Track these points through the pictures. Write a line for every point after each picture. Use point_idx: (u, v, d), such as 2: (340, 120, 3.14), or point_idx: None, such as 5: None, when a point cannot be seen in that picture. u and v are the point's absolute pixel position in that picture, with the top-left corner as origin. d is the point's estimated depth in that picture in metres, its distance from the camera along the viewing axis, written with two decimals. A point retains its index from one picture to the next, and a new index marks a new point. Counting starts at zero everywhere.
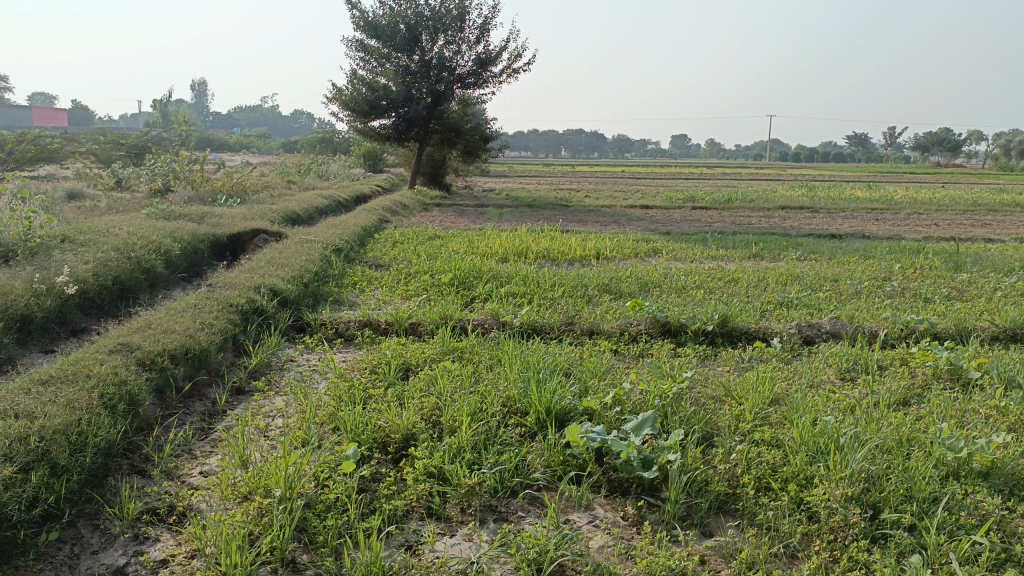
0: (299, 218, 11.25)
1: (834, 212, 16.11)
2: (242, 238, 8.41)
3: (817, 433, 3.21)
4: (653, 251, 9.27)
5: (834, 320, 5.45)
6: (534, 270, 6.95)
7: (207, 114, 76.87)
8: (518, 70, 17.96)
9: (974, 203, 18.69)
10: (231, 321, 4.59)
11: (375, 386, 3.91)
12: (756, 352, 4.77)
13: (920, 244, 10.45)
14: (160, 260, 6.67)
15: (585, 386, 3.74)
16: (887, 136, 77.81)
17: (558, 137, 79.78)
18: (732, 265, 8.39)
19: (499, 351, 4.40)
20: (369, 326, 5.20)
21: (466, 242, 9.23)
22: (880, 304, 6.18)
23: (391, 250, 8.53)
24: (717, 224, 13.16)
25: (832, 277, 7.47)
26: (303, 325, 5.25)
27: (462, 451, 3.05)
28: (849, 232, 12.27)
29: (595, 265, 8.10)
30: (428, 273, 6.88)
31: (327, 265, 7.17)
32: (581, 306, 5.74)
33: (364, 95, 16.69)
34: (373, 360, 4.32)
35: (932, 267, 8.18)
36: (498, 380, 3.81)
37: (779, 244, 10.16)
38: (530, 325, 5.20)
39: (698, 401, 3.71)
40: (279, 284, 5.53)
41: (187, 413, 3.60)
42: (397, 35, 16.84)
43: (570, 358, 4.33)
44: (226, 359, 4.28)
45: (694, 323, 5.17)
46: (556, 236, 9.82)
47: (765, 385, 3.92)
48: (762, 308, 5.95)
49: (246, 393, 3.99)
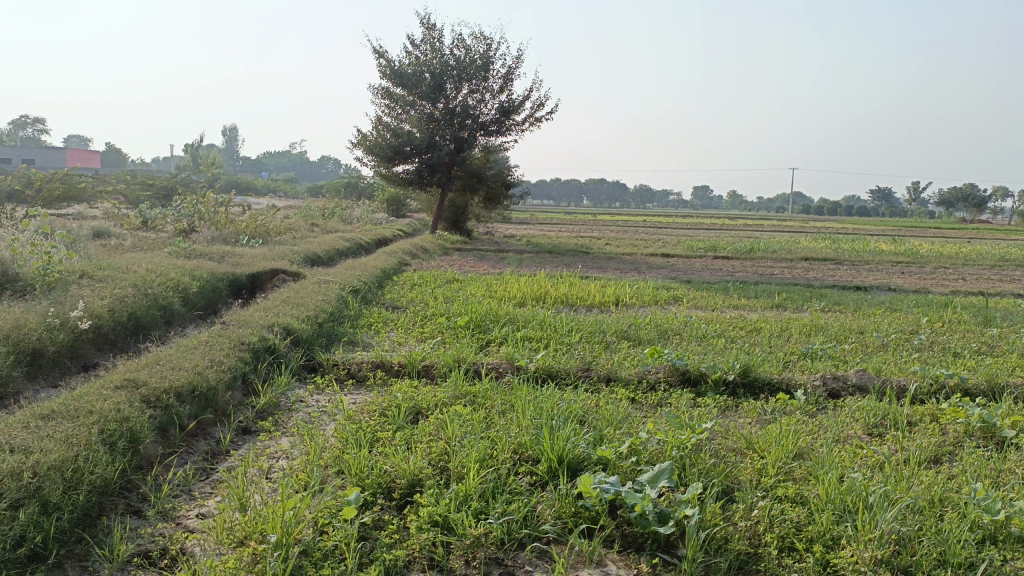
0: (320, 259, 11.27)
1: (859, 264, 15.92)
2: (261, 278, 8.41)
3: (844, 490, 3.04)
4: (674, 298, 9.15)
5: (859, 372, 5.28)
6: (552, 315, 6.85)
7: (236, 158, 78.40)
8: (541, 118, 18.10)
9: (1002, 258, 18.40)
10: (241, 359, 4.52)
11: (384, 429, 3.80)
12: (779, 404, 4.61)
13: (947, 297, 10.24)
14: (177, 297, 6.65)
15: (600, 435, 3.60)
16: (911, 191, 77.48)
17: (580, 187, 80.32)
18: (754, 314, 8.24)
19: (513, 395, 4.28)
20: (381, 368, 5.11)
21: (484, 286, 9.17)
22: (907, 357, 6.00)
23: (409, 293, 8.48)
24: (739, 273, 13.02)
25: (858, 328, 7.29)
26: (315, 365, 5.17)
27: (469, 500, 2.92)
28: (874, 284, 12.07)
29: (614, 311, 7.99)
30: (444, 316, 6.80)
31: (344, 306, 7.12)
32: (598, 352, 5.62)
33: (388, 141, 16.88)
34: (383, 403, 4.21)
35: (961, 321, 7.98)
36: (510, 426, 3.69)
37: (802, 295, 10.00)
38: (545, 371, 5.08)
39: (717, 453, 3.56)
40: (293, 323, 5.47)
41: (189, 452, 3.51)
42: (422, 83, 17.08)
43: (586, 405, 4.20)
44: (234, 398, 4.19)
45: (715, 372, 5.02)
46: (575, 282, 9.73)
47: (789, 438, 3.75)
48: (785, 358, 5.79)
49: (252, 434, 3.89)
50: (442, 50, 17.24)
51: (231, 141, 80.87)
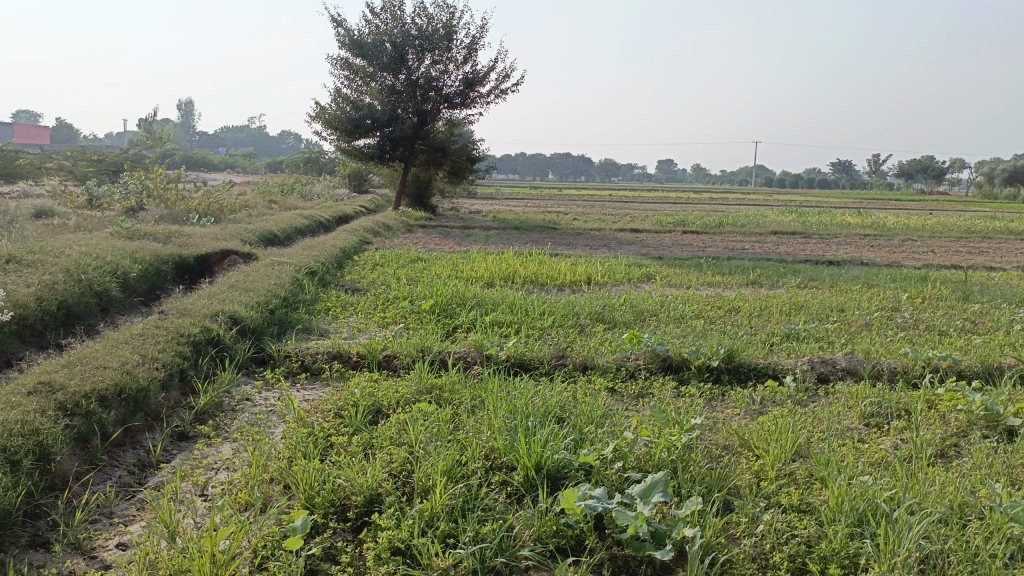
0: (277, 238, 10.75)
1: (828, 238, 15.80)
2: (210, 260, 7.89)
3: (857, 496, 2.73)
4: (647, 276, 8.82)
5: (849, 355, 4.98)
6: (522, 296, 6.46)
7: (193, 133, 76.40)
8: (506, 91, 17.58)
9: (967, 230, 18.46)
10: (180, 354, 4.07)
11: (339, 433, 3.40)
12: (768, 392, 4.30)
13: (921, 271, 10.06)
14: (115, 283, 6.15)
15: (580, 437, 3.24)
16: (872, 164, 78.38)
17: (546, 161, 79.82)
18: (730, 292, 7.95)
19: (483, 390, 3.90)
20: (338, 359, 4.69)
21: (449, 265, 8.75)
22: (894, 337, 5.73)
23: (370, 274, 8.03)
24: (709, 248, 12.76)
25: (838, 306, 7.02)
26: (265, 357, 4.73)
27: (435, 521, 2.55)
28: (847, 258, 11.87)
29: (586, 291, 7.64)
30: (407, 299, 6.39)
31: (300, 289, 6.66)
32: (573, 337, 5.25)
33: (348, 114, 16.26)
34: (338, 401, 3.80)
35: (940, 297, 7.77)
36: (481, 427, 3.31)
37: (777, 270, 9.77)
38: (517, 359, 4.71)
39: (712, 454, 3.23)
40: (240, 311, 5.02)
41: (113, 466, 3.08)
42: (383, 54, 16.45)
43: (564, 400, 3.84)
44: (169, 398, 3.76)
45: (698, 358, 4.70)
46: (545, 260, 9.37)
47: (787, 434, 3.43)
48: (769, 341, 5.47)
49: (191, 440, 3.47)
50: (403, 20, 16.60)
51: (187, 116, 78.68)
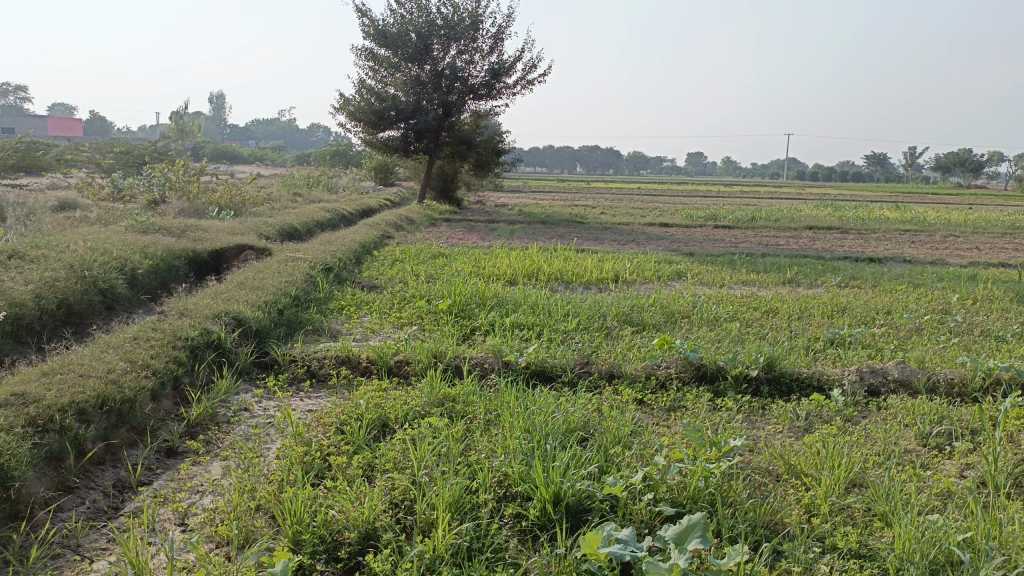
0: (296, 232, 10.51)
1: (866, 233, 15.26)
2: (225, 254, 7.65)
3: (926, 540, 2.37)
4: (677, 274, 8.43)
5: (900, 365, 4.57)
6: (546, 295, 6.11)
7: (224, 126, 76.90)
8: (533, 81, 17.19)
9: (1012, 225, 17.75)
10: (174, 360, 3.79)
11: (339, 451, 3.09)
12: (813, 406, 3.92)
13: (967, 270, 9.53)
14: (121, 279, 5.91)
15: (605, 462, 2.90)
16: (907, 157, 76.64)
17: (573, 154, 79.24)
18: (766, 291, 7.53)
19: (499, 403, 3.56)
20: (347, 364, 4.38)
21: (471, 261, 8.44)
22: (947, 344, 5.30)
23: (389, 270, 7.74)
24: (743, 244, 12.30)
25: (884, 308, 6.57)
26: (270, 362, 4.43)
27: (438, 565, 2.22)
28: (887, 255, 11.35)
29: (613, 289, 7.28)
30: (425, 298, 6.07)
31: (313, 286, 6.38)
32: (599, 341, 4.89)
33: (372, 106, 16.00)
34: (341, 413, 3.49)
35: (992, 298, 7.28)
36: (494, 447, 2.98)
37: (815, 268, 9.31)
38: (538, 367, 4.37)
39: (755, 484, 2.87)
40: (245, 312, 4.73)
41: (87, 488, 2.80)
42: (407, 44, 16.15)
43: (588, 416, 3.49)
44: (160, 409, 3.47)
45: (735, 367, 4.32)
46: (571, 256, 9.01)
47: (839, 459, 3.05)
48: (810, 347, 5.07)
49: (180, 456, 3.19)
50: (429, 9, 16.26)
51: (217, 109, 79.13)
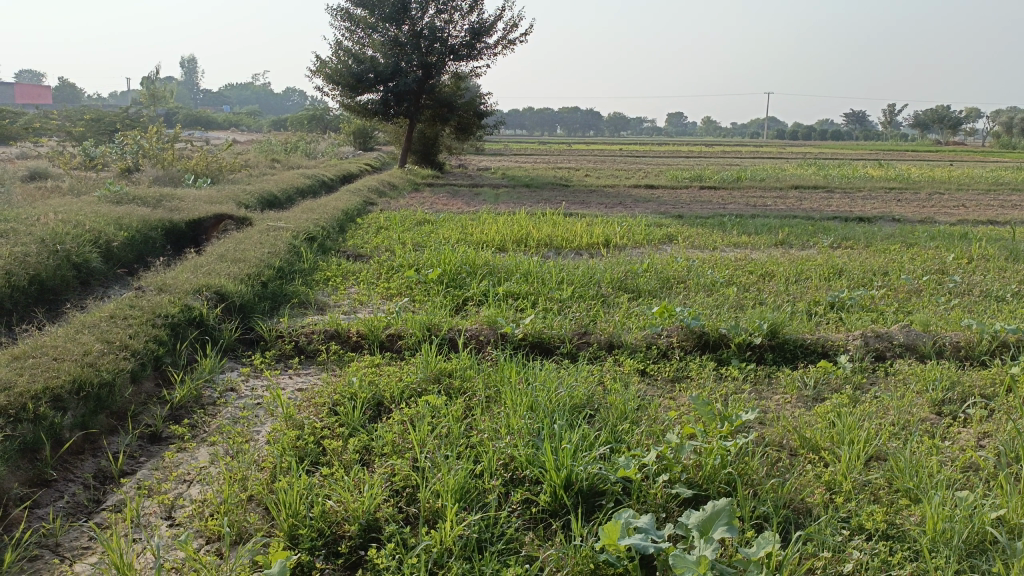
0: (277, 201, 10.23)
1: (852, 192, 15.20)
2: (204, 225, 7.40)
3: (958, 518, 2.27)
4: (668, 237, 8.27)
5: (904, 329, 4.46)
6: (538, 262, 5.94)
7: (197, 91, 75.27)
8: (515, 41, 16.80)
9: (995, 181, 17.75)
10: (154, 339, 3.59)
11: (333, 434, 2.93)
12: (820, 374, 3.81)
13: (958, 228, 9.45)
14: (96, 252, 5.66)
15: (615, 440, 2.77)
16: (887, 114, 76.68)
17: (553, 116, 78.53)
18: (759, 254, 7.41)
19: (499, 379, 3.41)
20: (336, 339, 4.21)
21: (458, 227, 8.23)
22: (948, 306, 5.20)
23: (374, 238, 7.52)
24: (731, 205, 12.15)
25: (881, 269, 6.46)
26: (255, 338, 4.24)
27: (446, 560, 2.09)
28: (876, 214, 11.26)
29: (605, 254, 7.12)
30: (413, 267, 5.88)
31: (297, 257, 6.17)
32: (597, 310, 4.74)
33: (350, 68, 15.58)
34: (334, 393, 3.33)
35: (987, 257, 7.19)
36: (497, 428, 2.84)
37: (806, 229, 9.20)
38: (535, 339, 4.22)
39: (772, 462, 2.75)
40: (228, 286, 4.52)
41: (66, 480, 2.62)
42: (385, 4, 15.68)
43: (593, 390, 3.34)
44: (140, 393, 3.29)
45: (738, 335, 4.20)
46: (559, 220, 8.82)
47: (856, 432, 2.94)
48: (811, 312, 4.96)
49: (165, 442, 3.02)
50: None
51: (190, 73, 77.37)
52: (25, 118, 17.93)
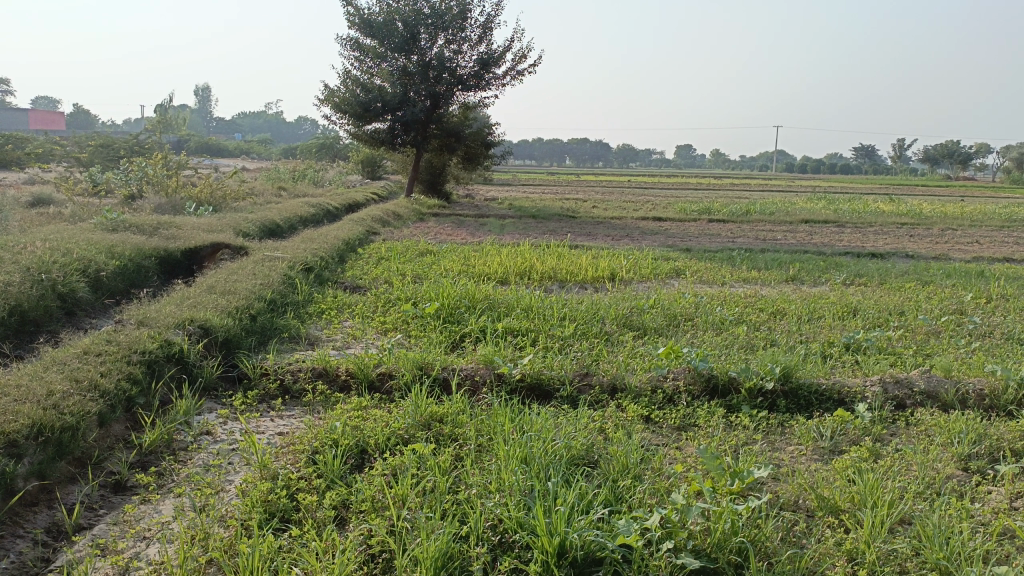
0: (278, 230, 10.09)
1: (863, 227, 15.01)
2: (200, 253, 7.24)
3: None
4: (676, 271, 8.06)
5: (925, 374, 4.22)
6: (540, 297, 5.72)
7: (209, 120, 76.01)
8: (523, 72, 16.76)
9: (1009, 218, 17.51)
10: (127, 378, 3.39)
11: (310, 486, 2.70)
12: (836, 423, 3.57)
13: (973, 265, 9.21)
14: (83, 282, 5.48)
15: (615, 500, 2.54)
16: (897, 148, 76.70)
17: (563, 147, 78.89)
18: (769, 290, 7.18)
19: (491, 426, 3.18)
20: (324, 378, 3.99)
21: (461, 259, 8.05)
22: (969, 349, 4.95)
23: (373, 269, 7.33)
24: (740, 239, 11.94)
25: (897, 309, 6.22)
26: (239, 376, 4.03)
27: None
28: (889, 250, 11.03)
29: (610, 289, 6.92)
30: (411, 301, 5.68)
31: (292, 288, 5.98)
32: (600, 349, 4.51)
33: (358, 97, 15.53)
34: (314, 438, 3.11)
35: (1007, 296, 6.93)
36: (487, 484, 2.61)
37: (817, 264, 8.98)
38: (534, 381, 3.99)
39: (787, 528, 2.51)
40: (213, 320, 4.31)
41: (14, 536, 2.39)
42: (394, 34, 15.69)
43: (593, 440, 3.10)
44: (107, 437, 3.08)
45: (749, 379, 3.96)
46: (564, 253, 8.63)
47: (879, 492, 2.69)
48: (825, 354, 4.72)
49: (128, 493, 2.80)
50: None
51: (203, 101, 78.13)
52: (33, 144, 17.93)
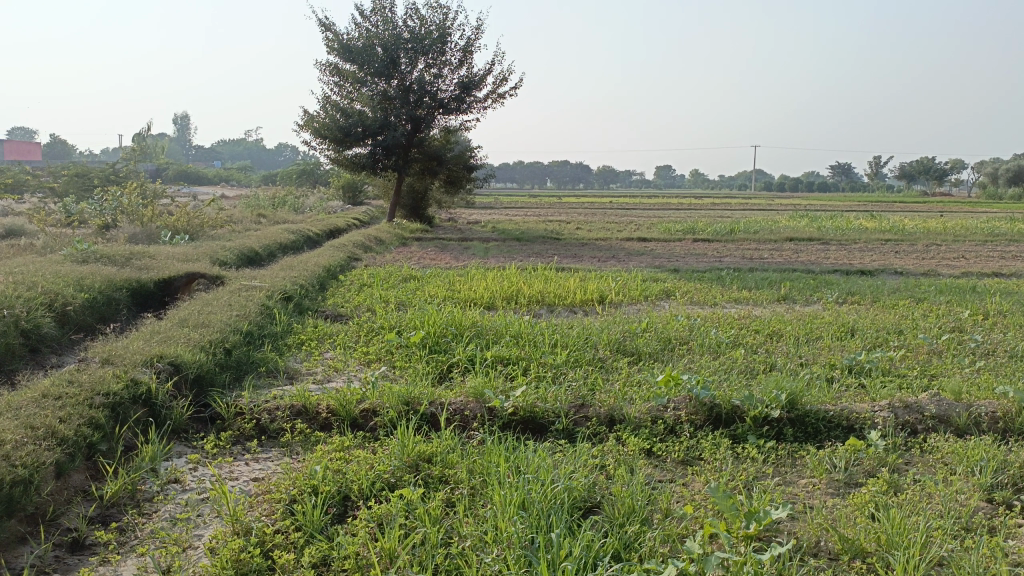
0: (257, 257, 9.83)
1: (847, 244, 14.97)
2: (175, 283, 6.99)
3: None
4: (665, 292, 7.88)
5: (934, 397, 4.03)
6: (529, 322, 5.51)
7: (188, 148, 75.64)
8: (504, 95, 16.68)
9: (990, 232, 17.59)
10: (88, 424, 3.12)
11: (287, 542, 2.46)
12: (848, 452, 3.37)
13: (963, 281, 9.13)
14: (49, 316, 5.20)
15: (624, 552, 2.33)
16: (873, 165, 77.66)
17: (543, 170, 79.17)
18: (762, 310, 7.03)
19: (484, 466, 2.96)
20: (303, 417, 3.74)
21: (445, 284, 7.83)
22: (974, 369, 4.79)
23: (356, 297, 7.10)
24: (727, 258, 11.83)
25: (895, 327, 6.07)
26: (212, 416, 3.78)
27: None
28: (878, 267, 10.93)
29: (600, 313, 6.73)
30: (395, 329, 5.44)
31: (270, 318, 5.74)
32: (595, 378, 4.29)
33: (337, 122, 15.35)
34: (291, 484, 2.86)
35: (1003, 312, 6.81)
36: (483, 535, 2.39)
37: (808, 283, 8.85)
38: (527, 414, 3.77)
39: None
40: (185, 356, 4.06)
41: None
42: (373, 59, 15.57)
43: (594, 479, 2.88)
44: (65, 489, 2.81)
45: (753, 407, 3.76)
46: (551, 276, 8.44)
47: (908, 533, 2.49)
48: (828, 377, 4.54)
49: (87, 553, 2.53)
50: (395, 23, 15.73)
51: (183, 130, 77.78)
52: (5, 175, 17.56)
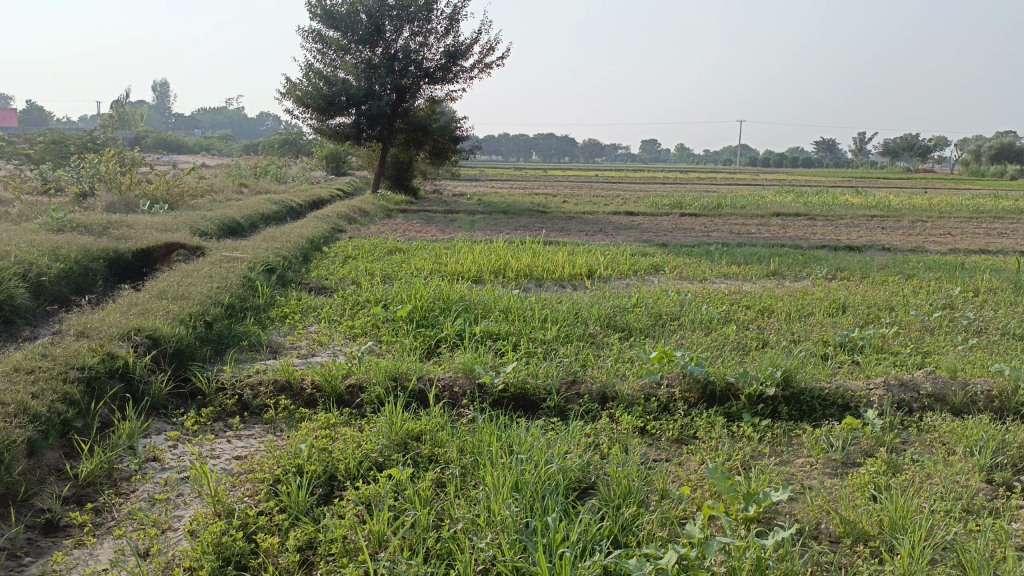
0: (238, 228, 9.63)
1: (834, 219, 14.95)
2: (154, 254, 6.81)
3: None
4: (654, 267, 7.79)
5: (929, 375, 3.98)
6: (518, 297, 5.40)
7: (168, 116, 74.40)
8: (491, 65, 16.42)
9: (975, 209, 17.63)
10: (62, 400, 2.99)
11: (270, 525, 2.36)
12: (845, 432, 3.30)
13: (951, 257, 9.10)
14: (23, 287, 5.03)
15: (621, 536, 2.25)
16: (858, 142, 77.83)
17: (529, 142, 78.64)
18: (752, 286, 6.96)
19: (474, 445, 2.86)
20: (286, 392, 3.63)
21: (431, 257, 7.70)
22: (967, 347, 4.74)
23: (340, 269, 6.95)
24: (714, 233, 11.75)
25: (886, 304, 6.02)
26: (192, 391, 3.66)
27: None
28: (866, 243, 10.88)
29: (588, 287, 6.63)
30: (381, 303, 5.32)
31: (252, 291, 5.59)
32: (586, 354, 4.20)
33: (321, 90, 15.04)
34: (275, 463, 2.75)
35: (992, 290, 6.78)
36: (475, 517, 2.30)
37: (797, 258, 8.78)
38: (518, 391, 3.68)
39: (815, 562, 2.24)
40: (163, 329, 3.92)
41: None
42: (358, 26, 15.24)
43: (588, 458, 2.80)
44: (38, 467, 2.68)
45: (749, 385, 3.69)
46: (539, 250, 8.31)
47: (913, 516, 2.43)
48: (822, 355, 4.47)
49: (60, 535, 2.42)
50: None
51: (162, 97, 76.41)
52: None
